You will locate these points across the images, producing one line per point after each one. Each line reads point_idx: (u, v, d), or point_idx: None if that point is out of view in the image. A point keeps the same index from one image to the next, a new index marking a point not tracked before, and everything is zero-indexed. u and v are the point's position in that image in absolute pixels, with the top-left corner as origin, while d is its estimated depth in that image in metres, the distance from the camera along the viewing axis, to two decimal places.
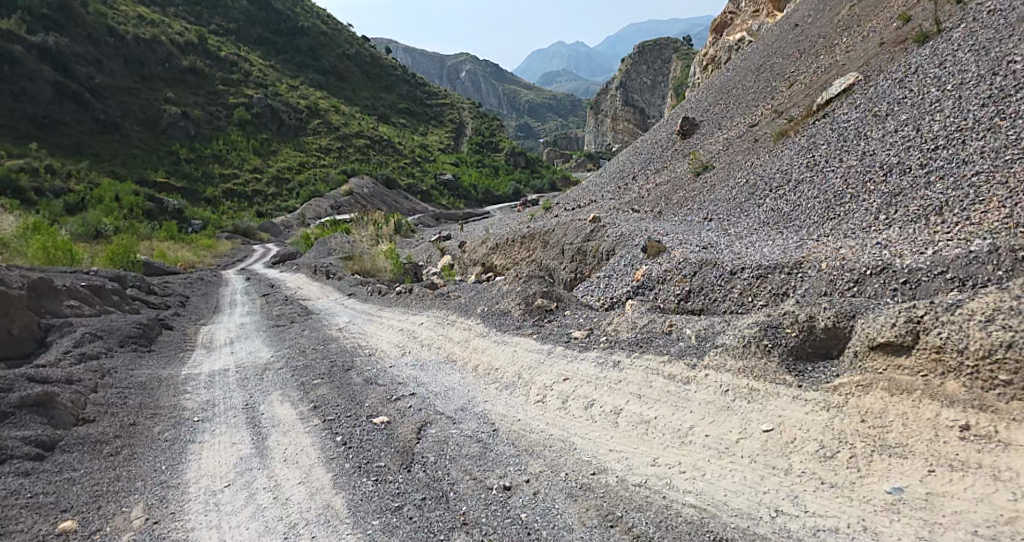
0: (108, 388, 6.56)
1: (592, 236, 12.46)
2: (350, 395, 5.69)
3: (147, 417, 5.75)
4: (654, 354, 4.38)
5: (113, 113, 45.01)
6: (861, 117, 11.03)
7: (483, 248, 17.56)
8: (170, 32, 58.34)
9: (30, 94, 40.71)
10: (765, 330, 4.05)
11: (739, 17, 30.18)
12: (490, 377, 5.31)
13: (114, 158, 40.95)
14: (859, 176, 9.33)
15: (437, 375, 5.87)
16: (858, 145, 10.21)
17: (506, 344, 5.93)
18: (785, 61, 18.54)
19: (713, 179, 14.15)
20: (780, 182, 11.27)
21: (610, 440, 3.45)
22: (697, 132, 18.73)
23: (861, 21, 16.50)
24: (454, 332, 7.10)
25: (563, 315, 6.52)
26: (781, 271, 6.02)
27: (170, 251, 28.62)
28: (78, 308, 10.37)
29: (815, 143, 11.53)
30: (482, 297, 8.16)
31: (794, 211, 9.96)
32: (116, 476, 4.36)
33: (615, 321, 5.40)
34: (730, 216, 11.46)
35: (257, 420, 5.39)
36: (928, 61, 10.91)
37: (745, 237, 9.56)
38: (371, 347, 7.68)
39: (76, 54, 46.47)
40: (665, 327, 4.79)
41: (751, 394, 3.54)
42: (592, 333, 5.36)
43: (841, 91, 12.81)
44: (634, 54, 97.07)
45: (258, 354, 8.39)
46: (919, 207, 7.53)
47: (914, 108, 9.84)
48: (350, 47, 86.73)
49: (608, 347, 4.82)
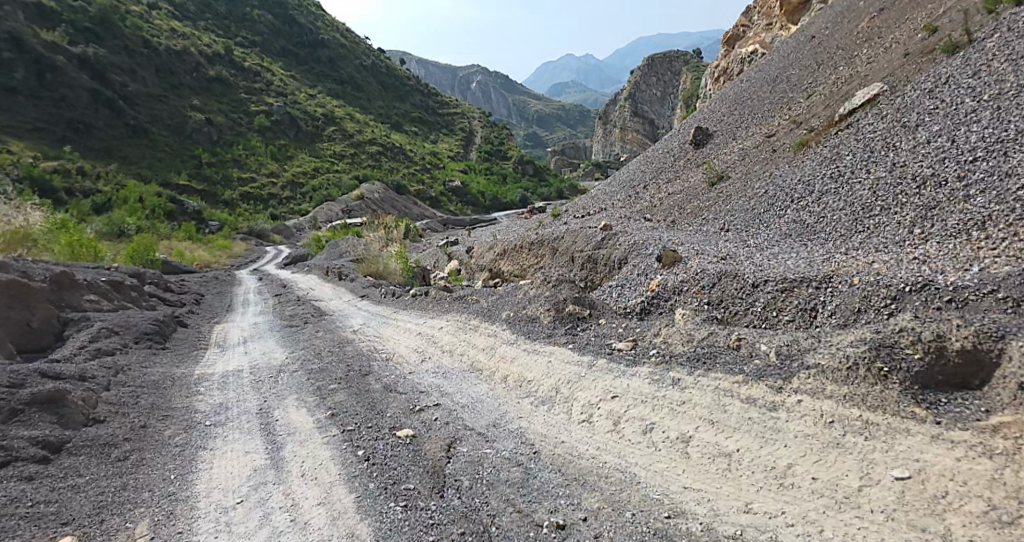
0: (120, 385, 6.19)
1: (603, 245, 12.00)
2: (370, 403, 5.23)
3: (159, 419, 5.34)
4: (723, 373, 3.81)
5: (143, 119, 45.63)
6: (888, 127, 10.40)
7: (491, 254, 17.07)
8: (199, 43, 59.45)
9: (68, 101, 41.21)
10: (878, 352, 3.42)
11: (751, 31, 29.87)
12: (523, 391, 4.79)
13: (141, 161, 41.53)
14: (890, 188, 8.71)
15: (462, 385, 5.38)
16: (887, 156, 9.59)
17: (540, 354, 5.37)
18: (801, 73, 17.93)
19: (728, 190, 13.58)
20: (803, 193, 10.65)
21: (682, 476, 2.94)
22: (710, 142, 18.17)
23: (881, 33, 15.87)
24: (478, 338, 6.60)
25: (594, 325, 5.96)
26: (808, 285, 5.46)
27: (188, 251, 28.60)
28: (98, 302, 10.07)
29: (839, 154, 10.95)
30: (503, 302, 7.65)
31: (819, 222, 9.35)
32: (123, 484, 3.93)
33: (662, 332, 4.89)
34: (748, 228, 10.90)
35: (271, 428, 4.95)
36: (960, 71, 10.26)
37: (766, 248, 9.01)
38: (388, 351, 7.25)
39: (112, 63, 47.31)
40: (732, 342, 4.22)
41: (867, 428, 2.93)
42: (638, 345, 4.83)
43: (865, 101, 12.17)
44: (644, 67, 97.32)
45: (271, 355, 8.02)
46: (957, 221, 6.92)
47: (947, 118, 9.22)
48: (368, 59, 87.90)
49: (665, 363, 4.25)
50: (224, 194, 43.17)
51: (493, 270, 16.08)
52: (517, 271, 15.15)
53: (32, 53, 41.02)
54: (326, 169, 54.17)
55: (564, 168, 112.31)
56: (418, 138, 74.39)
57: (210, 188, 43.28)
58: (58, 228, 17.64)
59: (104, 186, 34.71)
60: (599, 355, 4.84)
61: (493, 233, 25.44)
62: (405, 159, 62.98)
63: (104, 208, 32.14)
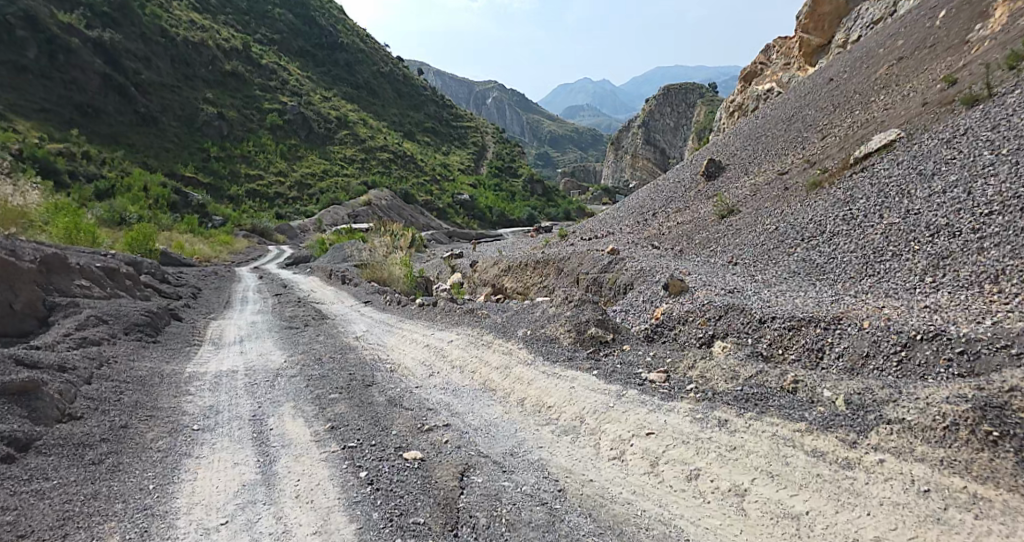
0: (104, 379, 5.83)
1: (609, 268, 11.75)
2: (373, 418, 4.85)
3: (143, 418, 4.98)
4: (780, 418, 3.39)
5: (154, 108, 45.96)
6: (904, 174, 10.09)
7: (495, 268, 16.73)
8: (217, 37, 60.01)
9: (79, 84, 41.61)
10: (982, 410, 2.89)
11: (769, 68, 29.93)
12: (542, 418, 4.41)
13: (148, 151, 41.78)
14: (903, 234, 8.42)
15: (474, 406, 4.99)
16: (901, 202, 9.28)
17: (562, 379, 4.96)
18: (817, 114, 17.77)
19: (739, 223, 13.29)
20: (814, 232, 10.35)
21: (739, 537, 2.51)
22: (722, 175, 18.00)
23: (900, 81, 15.69)
24: (491, 356, 6.21)
25: (616, 351, 5.60)
26: (816, 324, 5.15)
27: (188, 244, 28.38)
28: (88, 289, 9.77)
29: (852, 197, 10.64)
30: (519, 319, 7.28)
31: (829, 263, 9.01)
32: (93, 493, 3.56)
33: (699, 366, 4.51)
34: (757, 262, 10.56)
35: (265, 438, 4.57)
36: (978, 124, 9.95)
37: (773, 284, 8.68)
38: (394, 362, 6.87)
39: (127, 51, 47.72)
40: (787, 385, 3.81)
41: (976, 502, 2.41)
42: (671, 379, 4.44)
43: (881, 146, 11.90)
44: (659, 97, 98.30)
45: (268, 357, 7.65)
46: (970, 272, 6.63)
47: (964, 169, 8.90)
48: (385, 66, 88.79)
49: (711, 401, 3.84)
50: (229, 189, 43.23)
51: (495, 285, 15.71)
52: (520, 289, 14.79)
53: (46, 33, 41.58)
54: (335, 172, 54.23)
55: (572, 190, 112.65)
56: (429, 148, 74.59)
57: (217, 182, 43.35)
58: (58, 212, 17.45)
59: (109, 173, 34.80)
60: (628, 385, 4.44)
61: (498, 248, 25.18)
62: (415, 168, 63.08)
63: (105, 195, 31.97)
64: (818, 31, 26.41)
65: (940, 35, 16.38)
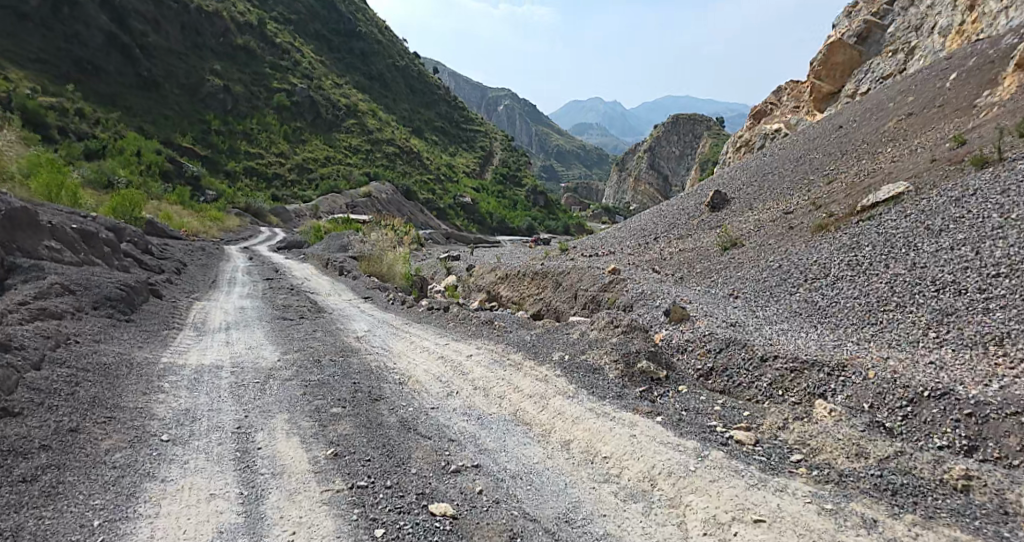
0: (56, 366, 4.98)
1: (609, 287, 11.05)
2: (385, 446, 4.01)
3: (100, 420, 4.13)
4: (969, 534, 2.54)
5: (157, 72, 45.54)
6: (911, 228, 9.31)
7: (491, 276, 15.92)
8: (233, 12, 59.14)
9: (81, 38, 41.58)
10: None
11: (779, 109, 29.52)
12: (603, 473, 3.55)
13: (145, 115, 41.48)
14: (907, 287, 7.61)
15: (508, 443, 4.16)
16: (907, 254, 8.52)
17: (620, 423, 4.14)
18: (825, 157, 17.17)
19: (743, 256, 12.53)
20: (818, 274, 9.53)
21: None
22: (727, 207, 17.39)
23: (906, 137, 15.05)
24: (522, 381, 5.37)
25: (673, 392, 4.80)
26: (819, 369, 4.59)
27: (176, 216, 27.34)
28: (57, 252, 8.91)
29: (858, 243, 9.88)
30: (551, 340, 6.45)
31: (830, 306, 8.21)
32: (10, 532, 2.74)
33: (800, 431, 3.71)
34: (757, 298, 9.70)
35: (249, 461, 3.71)
36: (988, 186, 9.19)
37: (775, 322, 7.87)
38: (402, 373, 6.04)
39: (135, 11, 46.99)
40: (957, 481, 2.94)
41: None
42: (763, 442, 3.64)
43: (890, 197, 11.12)
44: (669, 123, 98.22)
45: (259, 352, 6.78)
46: (976, 333, 5.97)
47: (972, 230, 8.19)
48: (401, 58, 87.93)
49: (840, 486, 3.03)
50: (226, 164, 42.40)
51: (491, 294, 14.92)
52: (515, 300, 13.94)
53: None
54: (338, 160, 53.14)
55: (573, 205, 112.25)
56: (436, 147, 73.60)
57: (213, 155, 42.52)
58: (38, 167, 16.66)
59: (102, 134, 34.17)
60: (709, 444, 3.64)
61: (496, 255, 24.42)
62: (419, 166, 61.94)
63: (95, 154, 31.35)
64: (829, 78, 25.80)
65: (949, 97, 15.78)
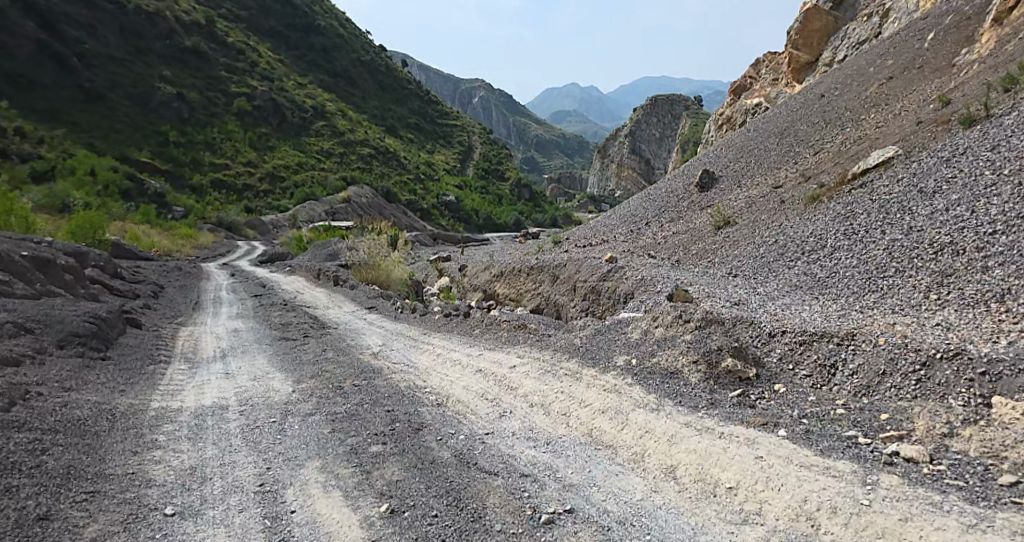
0: (15, 431, 4.10)
1: (610, 275, 10.27)
2: (450, 494, 3.26)
3: (79, 498, 3.31)
4: None
5: (100, 83, 43.66)
6: (904, 191, 8.67)
7: (485, 274, 15.14)
8: (176, 10, 56.80)
9: (7, 48, 40.18)
10: None
11: (758, 82, 28.82)
12: (747, 519, 2.74)
13: (93, 130, 39.62)
14: (906, 251, 6.97)
15: (596, 476, 3.42)
16: (903, 218, 7.86)
17: (751, 447, 3.37)
18: (810, 129, 16.49)
19: (738, 235, 11.82)
20: (815, 246, 8.82)
21: None
22: (715, 187, 16.72)
23: (889, 101, 14.51)
24: (588, 393, 4.65)
25: (769, 395, 4.16)
26: (829, 339, 4.50)
27: (145, 235, 26.16)
28: (9, 286, 8.02)
29: (853, 211, 9.19)
30: (608, 342, 5.77)
31: (831, 277, 7.50)
32: None
33: (993, 438, 3.01)
34: (755, 275, 8.98)
35: (285, 532, 2.95)
36: (978, 143, 8.58)
37: (776, 297, 7.14)
38: (436, 392, 5.32)
39: (66, 14, 44.95)
40: None
41: None
42: (942, 458, 2.95)
43: (880, 162, 10.49)
44: (646, 106, 97.67)
45: (265, 382, 5.99)
46: (974, 291, 5.39)
47: (965, 189, 7.54)
48: (366, 54, 85.18)
49: None
50: (190, 178, 41.16)
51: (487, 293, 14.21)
52: (513, 297, 13.16)
53: None
54: (310, 164, 51.85)
55: (559, 196, 111.88)
56: (414, 146, 72.26)
57: (174, 169, 41.31)
58: None
59: (49, 154, 32.73)
60: (873, 466, 2.97)
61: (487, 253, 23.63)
62: (398, 166, 60.66)
63: (44, 177, 30.04)
64: (806, 47, 25.15)
65: (928, 57, 15.31)
